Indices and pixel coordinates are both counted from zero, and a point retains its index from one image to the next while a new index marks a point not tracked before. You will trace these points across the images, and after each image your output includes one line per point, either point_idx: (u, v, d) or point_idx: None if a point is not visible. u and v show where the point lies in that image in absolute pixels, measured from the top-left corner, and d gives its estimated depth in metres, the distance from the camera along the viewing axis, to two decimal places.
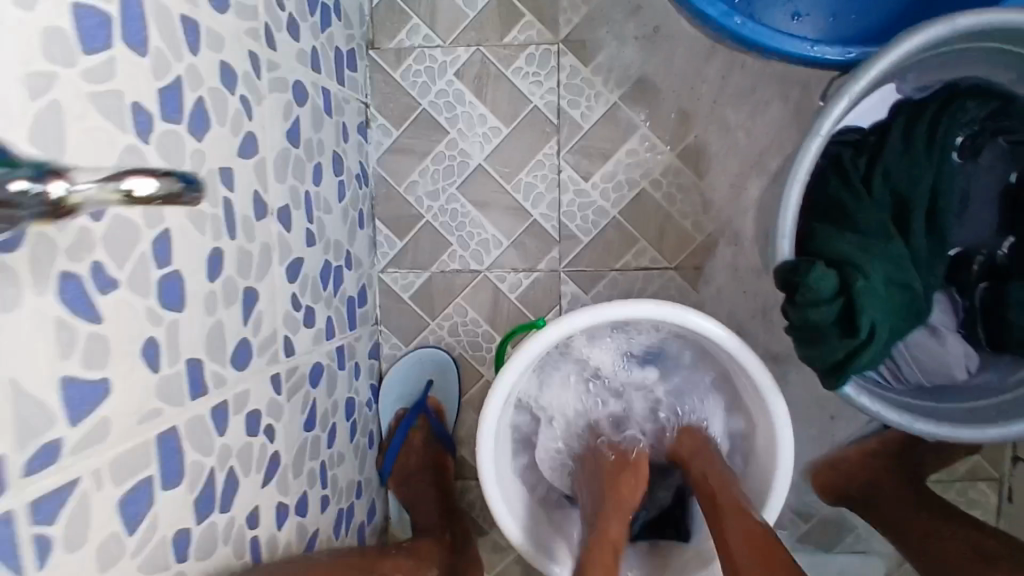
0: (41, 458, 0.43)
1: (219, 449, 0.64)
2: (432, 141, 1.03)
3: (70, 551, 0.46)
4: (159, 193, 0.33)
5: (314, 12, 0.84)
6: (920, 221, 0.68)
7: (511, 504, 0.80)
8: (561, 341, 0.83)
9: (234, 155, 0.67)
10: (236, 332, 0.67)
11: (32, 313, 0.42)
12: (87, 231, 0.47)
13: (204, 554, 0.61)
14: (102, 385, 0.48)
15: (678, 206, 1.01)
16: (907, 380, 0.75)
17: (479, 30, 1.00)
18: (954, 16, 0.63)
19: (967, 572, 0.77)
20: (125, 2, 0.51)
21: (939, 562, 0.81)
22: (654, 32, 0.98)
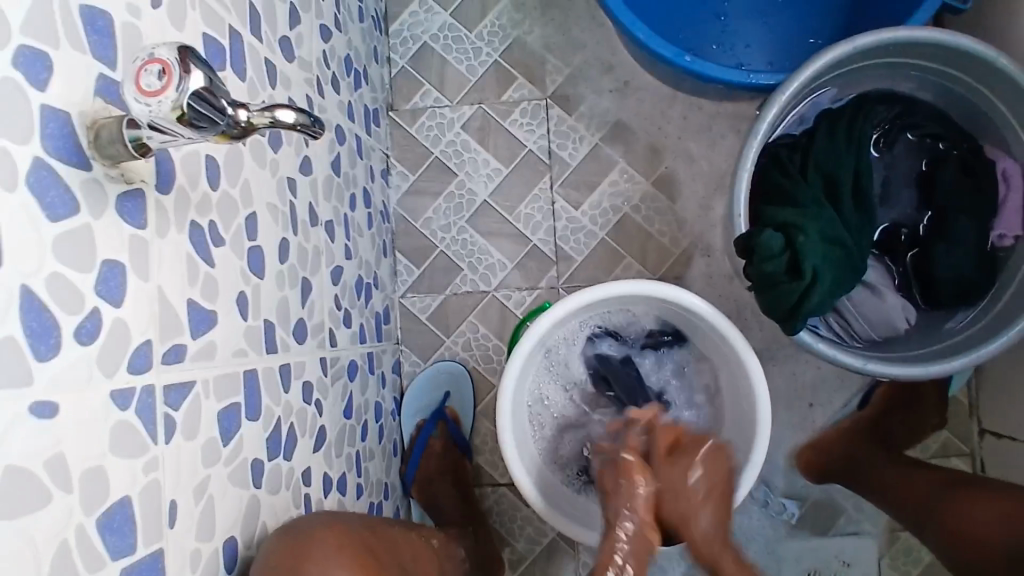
0: (173, 355, 0.55)
1: (284, 403, 0.75)
2: (444, 183, 1.21)
3: (186, 438, 0.56)
4: (296, 122, 0.46)
5: (349, 74, 1.04)
6: (847, 196, 0.85)
7: (530, 472, 0.90)
8: (563, 326, 0.96)
9: (297, 170, 0.83)
10: (296, 311, 0.80)
11: (174, 243, 0.57)
12: (207, 195, 0.62)
13: (272, 490, 0.70)
14: (212, 315, 0.61)
15: (656, 225, 1.18)
16: (858, 335, 0.90)
17: (480, 91, 1.21)
18: (854, 36, 0.83)
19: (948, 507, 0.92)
20: (233, 41, 0.68)
21: (919, 506, 0.96)
22: (624, 85, 1.19)
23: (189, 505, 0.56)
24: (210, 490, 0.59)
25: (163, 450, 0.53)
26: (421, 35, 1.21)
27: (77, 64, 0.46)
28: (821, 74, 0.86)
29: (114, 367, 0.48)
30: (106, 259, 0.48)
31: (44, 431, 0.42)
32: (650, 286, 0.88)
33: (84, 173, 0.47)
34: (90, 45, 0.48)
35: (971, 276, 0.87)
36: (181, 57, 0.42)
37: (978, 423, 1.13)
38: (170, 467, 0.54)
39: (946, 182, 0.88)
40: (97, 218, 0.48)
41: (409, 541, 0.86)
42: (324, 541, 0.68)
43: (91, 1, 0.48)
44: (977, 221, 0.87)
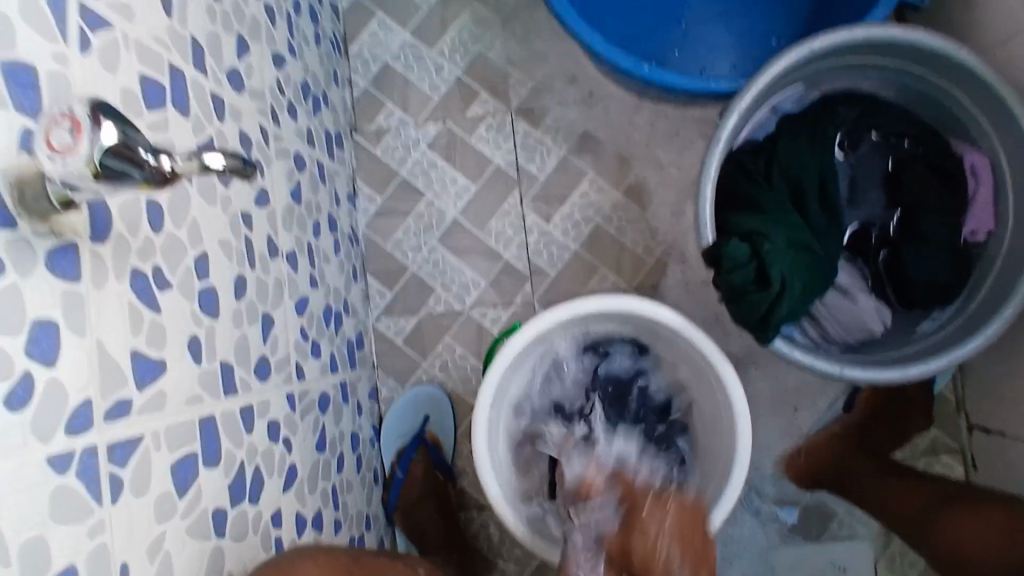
0: (118, 411, 0.53)
1: (247, 445, 0.73)
2: (412, 203, 1.19)
3: (137, 496, 0.54)
4: (226, 166, 0.46)
5: (308, 99, 1.02)
6: (812, 200, 0.84)
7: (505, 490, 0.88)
8: (540, 341, 0.94)
9: (253, 202, 0.81)
10: (258, 348, 0.78)
11: (115, 293, 0.54)
12: (150, 240, 0.60)
13: (237, 537, 0.68)
14: (159, 363, 0.59)
15: (629, 235, 1.17)
16: (833, 339, 0.89)
17: (445, 108, 1.19)
18: (811, 39, 0.82)
19: (942, 519, 0.91)
20: (174, 78, 0.66)
21: (917, 519, 0.94)
22: (589, 96, 1.18)
23: (143, 566, 0.54)
24: (167, 546, 0.57)
25: (111, 511, 0.51)
26: (382, 55, 1.20)
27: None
28: (780, 78, 0.85)
29: (50, 431, 0.46)
30: (37, 319, 0.46)
31: None
32: (622, 301, 0.87)
33: (10, 232, 0.45)
34: (16, 98, 0.45)
35: (945, 277, 0.86)
36: (93, 111, 0.41)
37: (966, 418, 1.12)
38: (120, 527, 0.52)
39: (913, 182, 0.87)
40: (25, 277, 0.45)
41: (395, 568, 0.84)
42: None
43: (14, 54, 0.46)
44: (945, 221, 0.87)
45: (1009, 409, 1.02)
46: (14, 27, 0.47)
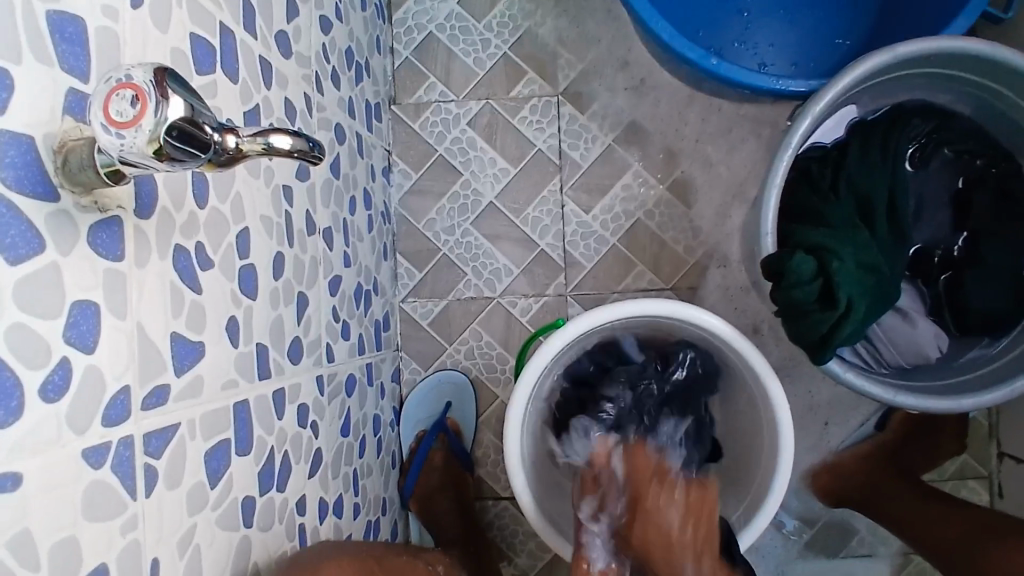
0: (155, 398, 0.50)
1: (278, 430, 0.70)
2: (448, 183, 1.15)
3: (170, 487, 0.51)
4: (293, 148, 0.41)
5: (350, 68, 0.97)
6: (881, 215, 0.79)
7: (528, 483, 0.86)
8: (588, 337, 0.91)
9: (293, 176, 0.77)
10: (291, 329, 0.75)
11: (156, 272, 0.51)
12: (195, 216, 0.56)
13: (264, 526, 0.66)
14: (198, 347, 0.56)
15: (669, 233, 1.13)
16: (885, 362, 0.85)
17: (488, 86, 1.14)
18: (897, 44, 0.77)
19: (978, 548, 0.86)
20: (224, 40, 0.62)
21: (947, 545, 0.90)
22: (640, 84, 1.13)
23: (173, 561, 0.51)
24: (196, 539, 0.54)
25: (144, 504, 0.48)
26: (427, 24, 1.14)
27: (44, 81, 0.40)
28: (859, 83, 0.80)
29: (87, 423, 0.43)
30: (77, 301, 0.43)
31: (4, 509, 0.36)
32: (671, 307, 0.84)
33: (51, 204, 0.41)
34: (59, 56, 0.41)
35: (1010, 309, 0.82)
36: (157, 78, 0.36)
37: (998, 446, 1.09)
38: (152, 521, 0.49)
39: (985, 205, 0.83)
40: (65, 253, 0.42)
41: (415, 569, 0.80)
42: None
43: (61, 6, 0.42)
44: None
45: None
46: None
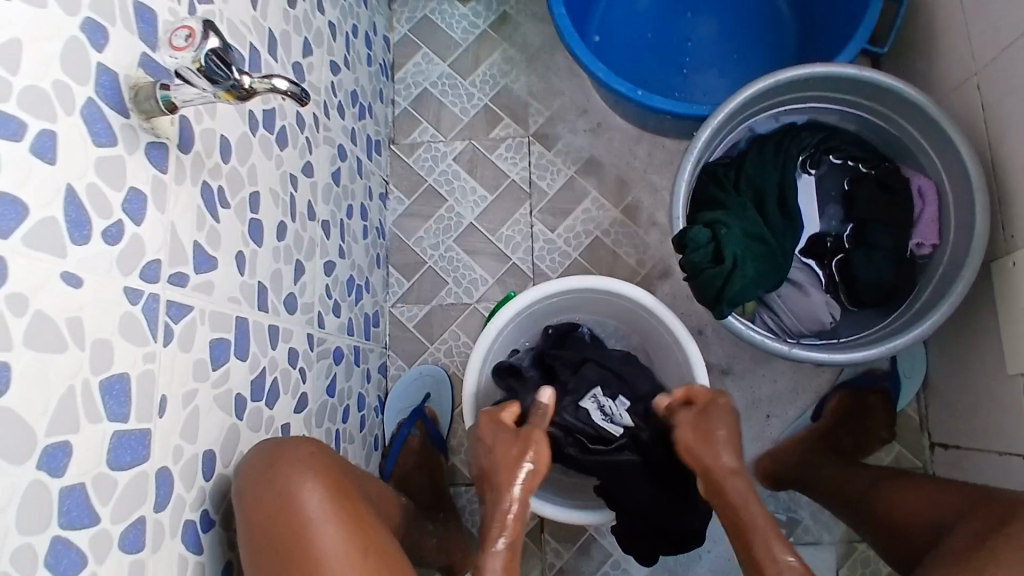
0: (178, 280, 0.67)
1: (271, 356, 0.86)
2: (435, 207, 1.35)
3: (182, 350, 0.67)
4: (288, 89, 0.61)
5: (354, 106, 1.21)
6: (772, 203, 0.97)
7: None
8: (539, 313, 1.08)
9: (300, 169, 0.98)
10: (289, 285, 0.93)
11: (188, 194, 0.70)
12: (219, 166, 0.76)
13: (253, 427, 0.81)
14: (213, 261, 0.74)
15: (623, 248, 1.31)
16: (788, 329, 1.02)
17: (471, 129, 1.37)
18: (778, 71, 0.96)
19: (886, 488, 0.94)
20: (253, 54, 0.85)
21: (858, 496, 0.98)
22: (597, 126, 1.35)
23: (177, 407, 0.66)
24: (197, 402, 0.70)
25: (161, 349, 0.64)
26: (422, 82, 1.40)
27: (130, 42, 0.61)
28: (752, 102, 0.99)
29: (129, 270, 0.60)
30: (133, 187, 0.61)
31: (71, 296, 0.53)
32: (604, 281, 1.01)
33: (124, 118, 0.60)
34: (138, 29, 0.62)
35: (890, 278, 0.98)
36: (205, 29, 0.60)
37: (929, 437, 1.19)
38: (165, 366, 0.65)
39: (865, 197, 1.00)
40: (130, 153, 0.61)
41: (380, 490, 0.91)
42: (293, 463, 0.74)
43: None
44: (945, 195, 0.97)
45: (965, 423, 1.10)
46: None
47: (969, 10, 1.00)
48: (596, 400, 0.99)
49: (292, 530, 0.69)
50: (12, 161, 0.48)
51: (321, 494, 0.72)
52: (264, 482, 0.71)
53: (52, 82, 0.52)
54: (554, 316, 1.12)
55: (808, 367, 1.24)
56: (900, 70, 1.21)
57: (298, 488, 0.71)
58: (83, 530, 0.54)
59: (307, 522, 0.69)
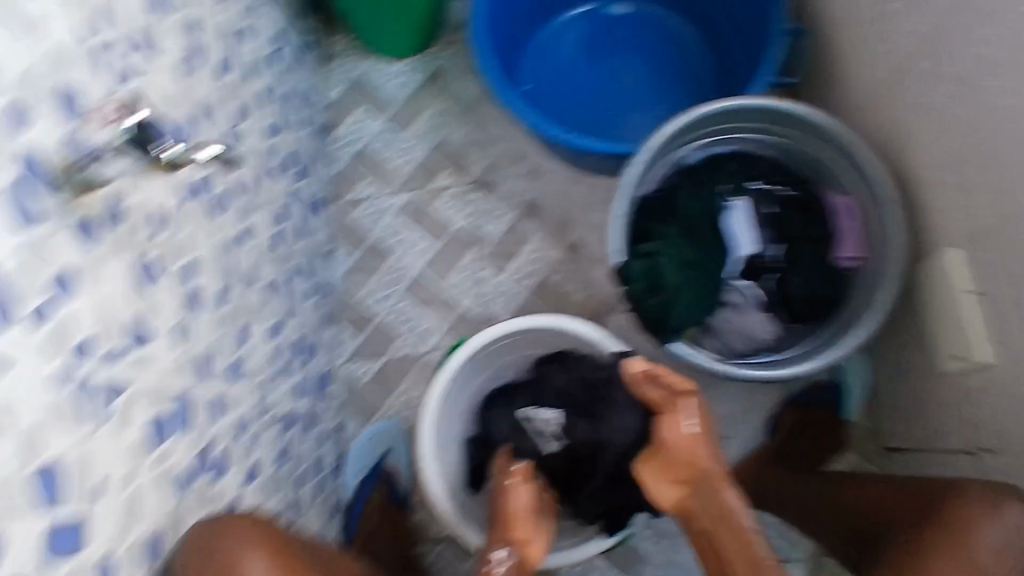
0: (112, 357, 0.65)
1: (218, 425, 0.84)
2: (381, 260, 1.34)
3: (121, 429, 0.65)
4: (215, 154, 0.71)
5: (293, 166, 1.22)
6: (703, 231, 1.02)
7: (445, 477, 1.02)
8: (493, 358, 1.10)
9: (240, 232, 0.97)
10: (234, 350, 0.91)
11: (122, 268, 0.69)
12: (153, 236, 0.75)
13: (203, 501, 0.78)
14: (153, 333, 0.73)
15: (571, 285, 1.31)
16: (733, 349, 1.06)
17: (412, 181, 1.37)
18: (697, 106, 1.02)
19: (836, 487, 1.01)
20: (182, 122, 0.84)
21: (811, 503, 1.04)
22: (535, 169, 1.36)
23: (118, 490, 0.63)
24: (139, 482, 0.67)
25: (97, 431, 0.61)
26: (360, 138, 1.39)
27: (53, 121, 0.60)
28: (677, 136, 1.04)
29: (62, 352, 0.58)
30: (63, 266, 0.60)
31: None
32: (551, 320, 1.04)
33: (51, 197, 0.59)
34: (64, 108, 0.62)
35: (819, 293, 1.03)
36: (123, 106, 0.66)
37: (878, 444, 1.23)
38: (102, 447, 0.62)
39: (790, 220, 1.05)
40: (59, 231, 0.60)
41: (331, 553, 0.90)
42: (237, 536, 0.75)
43: (66, 79, 0.63)
44: (863, 211, 1.04)
45: (910, 427, 1.14)
46: (71, 62, 0.64)
47: (875, 38, 1.06)
48: (537, 416, 1.01)
49: None
50: None
51: (265, 565, 0.75)
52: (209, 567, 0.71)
53: None
54: (507, 356, 1.11)
55: (759, 387, 1.27)
56: (818, 96, 1.26)
57: (241, 564, 0.74)
58: None
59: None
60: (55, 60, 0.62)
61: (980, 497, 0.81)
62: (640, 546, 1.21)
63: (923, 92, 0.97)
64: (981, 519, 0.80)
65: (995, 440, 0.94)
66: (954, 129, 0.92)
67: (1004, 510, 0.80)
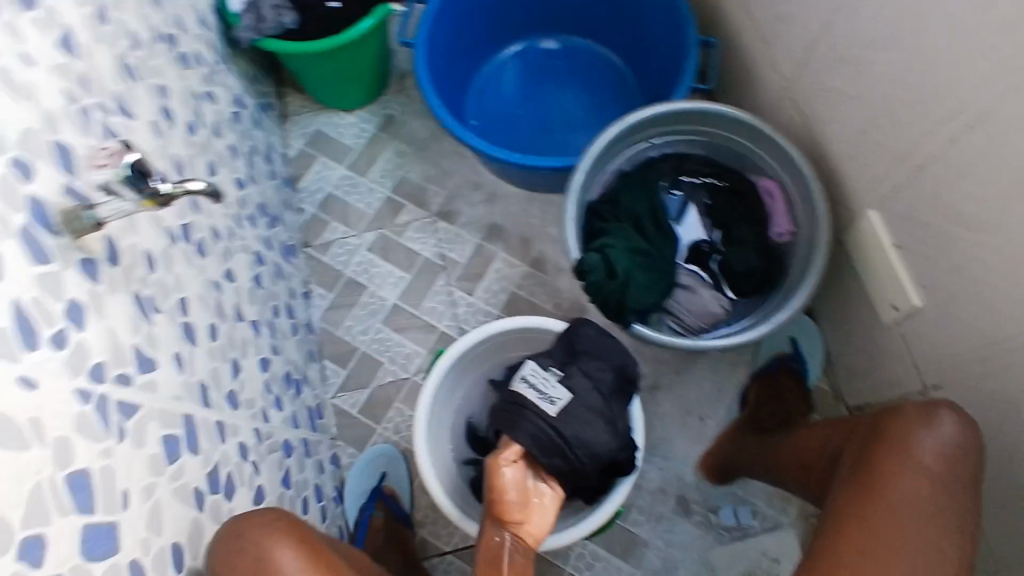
0: (122, 381, 0.71)
1: (222, 451, 0.88)
2: (358, 296, 1.41)
3: (136, 446, 0.70)
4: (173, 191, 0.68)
5: (265, 216, 1.28)
6: (647, 224, 1.15)
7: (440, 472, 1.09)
8: (474, 366, 1.17)
9: (223, 277, 1.04)
10: (228, 383, 0.96)
11: (122, 303, 0.74)
12: (146, 275, 0.81)
13: (215, 520, 0.82)
14: (152, 362, 0.78)
15: (539, 297, 1.40)
16: (692, 327, 1.15)
17: (378, 219, 1.46)
18: (625, 117, 1.12)
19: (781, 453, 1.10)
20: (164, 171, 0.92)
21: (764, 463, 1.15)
22: (492, 196, 1.46)
23: (139, 501, 0.68)
24: (157, 496, 0.72)
25: (116, 445, 0.67)
26: (324, 187, 1.48)
27: (54, 178, 0.67)
28: (612, 143, 1.15)
29: (80, 372, 0.64)
30: (72, 300, 0.66)
31: (27, 397, 0.57)
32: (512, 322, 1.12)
33: (58, 241, 0.65)
34: (60, 163, 0.68)
35: (761, 264, 1.14)
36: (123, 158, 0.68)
37: (844, 404, 1.31)
38: (122, 461, 0.67)
39: (723, 206, 1.19)
40: (63, 268, 0.65)
41: None
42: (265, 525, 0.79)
43: (60, 139, 0.69)
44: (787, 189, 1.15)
45: (868, 381, 1.23)
46: (64, 126, 0.71)
47: (772, 42, 1.22)
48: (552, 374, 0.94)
49: None
50: None
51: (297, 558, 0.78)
52: (237, 552, 0.76)
53: None
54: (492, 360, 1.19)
55: (725, 367, 1.36)
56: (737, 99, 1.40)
57: (270, 552, 0.77)
58: None
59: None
60: (46, 122, 0.68)
61: (914, 411, 0.85)
62: (637, 532, 1.26)
63: (820, 74, 1.11)
64: (919, 427, 0.83)
65: (933, 369, 1.06)
66: (852, 103, 1.06)
67: (937, 418, 0.83)
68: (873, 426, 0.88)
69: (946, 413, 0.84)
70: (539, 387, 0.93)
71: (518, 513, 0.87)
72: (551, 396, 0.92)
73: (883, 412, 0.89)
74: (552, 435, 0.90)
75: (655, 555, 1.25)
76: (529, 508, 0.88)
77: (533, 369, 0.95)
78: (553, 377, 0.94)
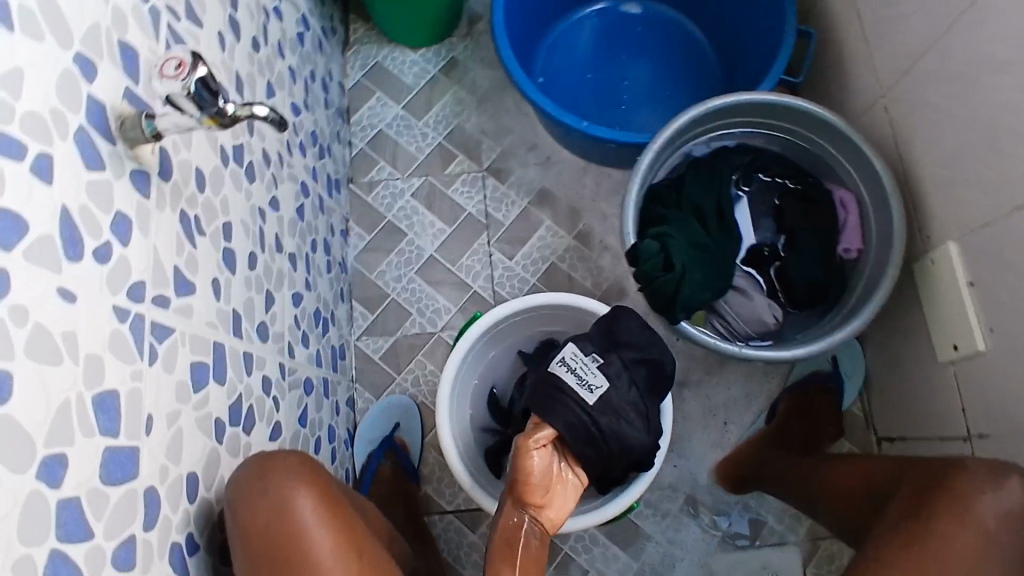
0: (160, 302, 0.69)
1: (246, 383, 0.86)
2: (396, 241, 1.38)
3: (166, 371, 0.68)
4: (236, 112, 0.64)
5: (315, 145, 1.24)
6: (709, 218, 1.10)
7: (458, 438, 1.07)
8: (502, 335, 1.14)
9: (268, 204, 1.01)
10: (260, 314, 0.94)
11: (168, 222, 0.72)
12: (195, 195, 0.78)
13: (231, 453, 0.81)
14: (190, 286, 0.75)
15: (579, 272, 1.35)
16: (737, 332, 1.12)
17: (427, 166, 1.41)
18: (705, 101, 1.06)
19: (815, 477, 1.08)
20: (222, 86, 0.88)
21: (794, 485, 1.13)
22: (547, 159, 1.40)
23: (163, 427, 0.67)
24: (180, 423, 0.70)
25: (146, 367, 0.65)
26: (377, 124, 1.43)
27: (113, 78, 0.63)
28: (687, 128, 1.09)
29: (118, 290, 0.62)
30: (119, 212, 0.63)
31: (65, 310, 0.54)
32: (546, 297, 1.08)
33: (111, 146, 0.62)
34: (122, 65, 0.64)
35: (821, 278, 1.09)
36: (193, 60, 0.63)
37: (875, 433, 1.27)
38: (151, 384, 0.65)
39: (793, 210, 1.13)
40: (117, 180, 0.62)
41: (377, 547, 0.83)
42: (288, 474, 0.78)
43: (126, 39, 0.65)
44: (863, 204, 1.08)
45: (905, 415, 1.19)
46: (131, 25, 0.66)
47: (875, 43, 1.13)
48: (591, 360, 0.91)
49: (291, 540, 0.74)
50: (15, 181, 0.50)
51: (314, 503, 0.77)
52: (261, 493, 0.75)
53: (49, 109, 0.54)
54: (522, 331, 1.16)
55: (757, 374, 1.32)
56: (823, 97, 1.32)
57: (291, 499, 0.76)
58: (78, 545, 0.54)
59: (306, 532, 0.75)
60: (115, 20, 0.64)
61: (982, 472, 0.83)
62: (641, 524, 1.25)
63: (923, 87, 1.03)
64: (988, 491, 0.81)
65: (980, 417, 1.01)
66: (952, 124, 0.98)
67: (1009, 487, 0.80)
68: (935, 480, 0.85)
69: (1016, 479, 0.81)
70: (577, 372, 0.90)
71: (541, 496, 0.84)
72: (588, 383, 0.89)
73: (949, 464, 0.86)
74: (585, 423, 0.87)
75: (655, 549, 1.24)
76: (552, 492, 0.86)
77: (573, 353, 0.91)
78: (592, 364, 0.90)
